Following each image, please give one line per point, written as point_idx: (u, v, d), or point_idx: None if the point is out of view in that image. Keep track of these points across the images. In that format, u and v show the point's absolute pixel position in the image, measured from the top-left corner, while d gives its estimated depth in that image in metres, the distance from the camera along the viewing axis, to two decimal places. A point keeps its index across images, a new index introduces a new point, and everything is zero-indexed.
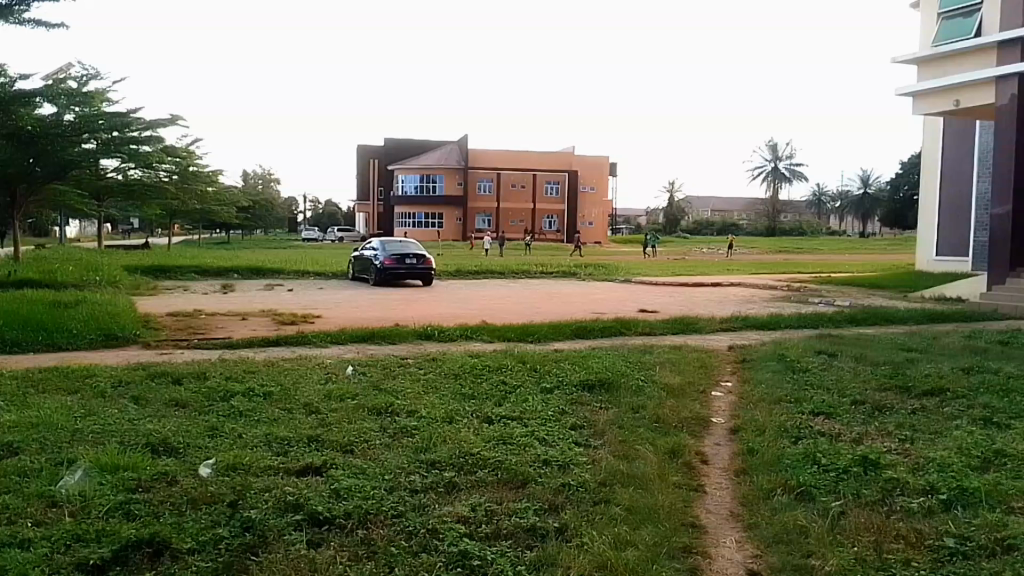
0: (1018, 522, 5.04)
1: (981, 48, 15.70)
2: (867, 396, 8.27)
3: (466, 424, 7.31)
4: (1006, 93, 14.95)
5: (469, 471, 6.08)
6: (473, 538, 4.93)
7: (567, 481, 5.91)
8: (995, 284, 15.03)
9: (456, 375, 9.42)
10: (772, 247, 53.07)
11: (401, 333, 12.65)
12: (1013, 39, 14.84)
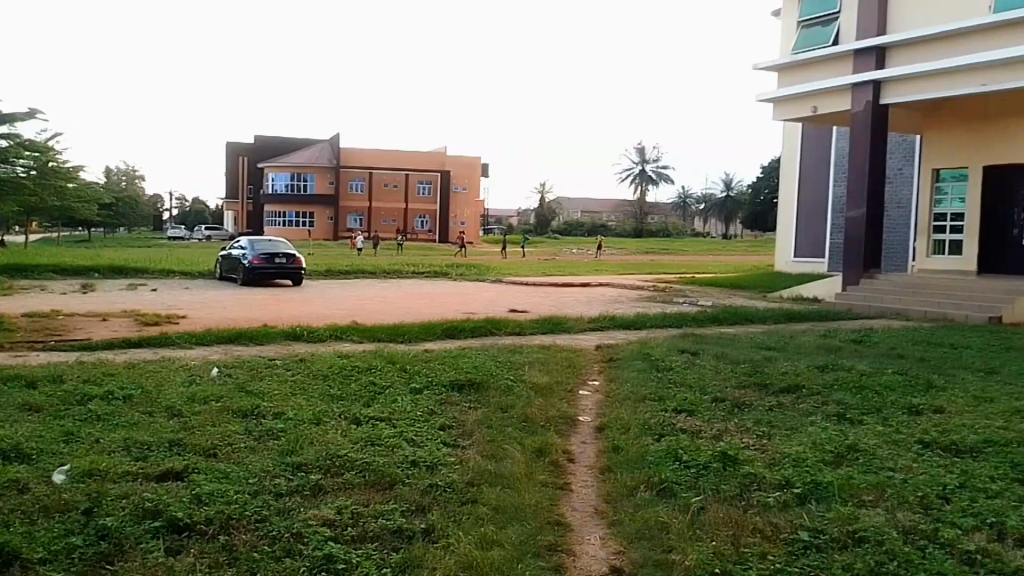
0: (868, 514, 5.12)
1: (836, 58, 16.53)
2: (727, 393, 8.40)
3: (333, 425, 6.89)
4: (859, 101, 15.78)
5: (335, 473, 5.68)
6: (339, 542, 4.56)
7: (434, 482, 5.61)
8: (849, 285, 15.87)
9: (325, 376, 8.94)
10: (638, 247, 54.47)
11: (269, 333, 11.99)
12: (867, 50, 15.69)
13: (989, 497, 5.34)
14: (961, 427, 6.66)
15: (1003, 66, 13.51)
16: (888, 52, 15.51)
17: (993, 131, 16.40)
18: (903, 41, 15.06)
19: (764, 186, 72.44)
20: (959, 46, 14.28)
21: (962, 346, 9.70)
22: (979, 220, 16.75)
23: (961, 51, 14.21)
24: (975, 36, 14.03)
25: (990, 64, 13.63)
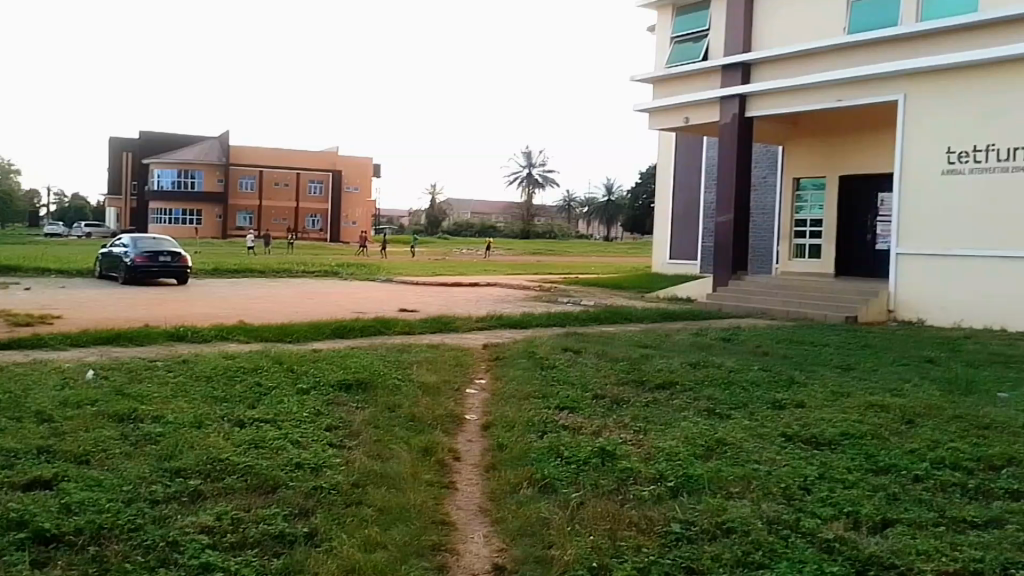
0: (735, 506, 5.35)
1: (705, 71, 17.16)
2: (607, 390, 8.62)
3: (216, 429, 6.65)
4: (728, 112, 16.45)
5: (216, 479, 5.48)
6: (217, 550, 4.42)
7: (318, 484, 5.50)
8: (720, 285, 16.53)
9: (208, 377, 8.62)
10: (523, 249, 55.16)
11: (150, 333, 11.48)
12: (733, 65, 16.37)
13: (846, 487, 5.62)
14: (820, 419, 6.96)
15: (858, 83, 14.36)
16: (754, 67, 16.20)
17: (850, 143, 17.44)
18: (767, 57, 15.77)
19: (645, 189, 74.72)
20: (819, 63, 15.07)
21: (823, 343, 10.28)
22: (837, 225, 17.77)
23: (821, 68, 15.00)
24: (833, 55, 14.83)
25: (848, 81, 14.47)
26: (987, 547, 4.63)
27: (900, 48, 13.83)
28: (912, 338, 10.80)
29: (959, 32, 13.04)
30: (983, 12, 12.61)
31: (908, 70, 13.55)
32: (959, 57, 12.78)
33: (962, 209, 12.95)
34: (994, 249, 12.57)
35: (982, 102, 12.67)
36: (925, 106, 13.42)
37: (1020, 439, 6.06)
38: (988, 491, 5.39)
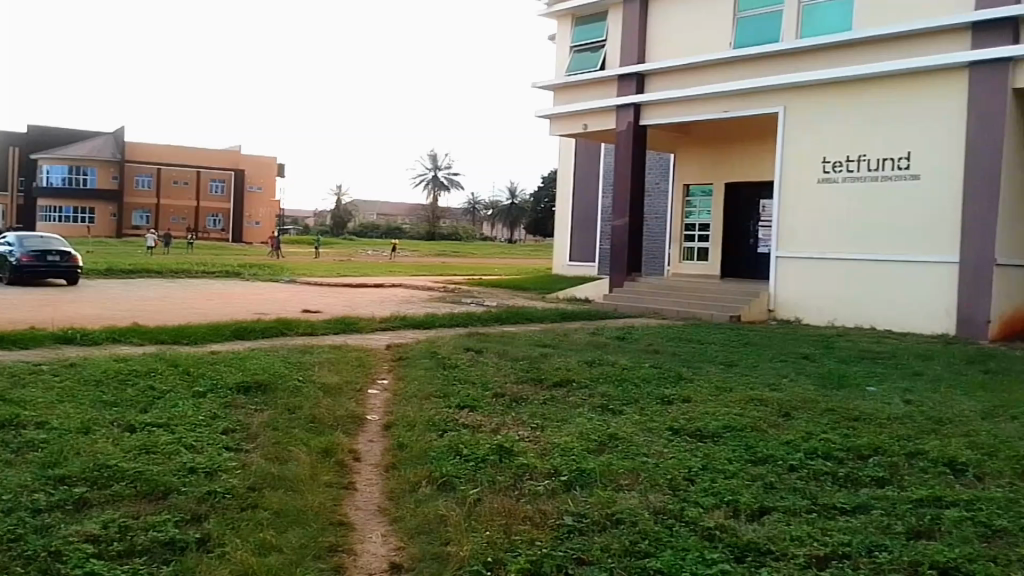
0: (624, 498, 5.53)
1: (600, 80, 17.56)
2: (506, 388, 8.75)
3: (104, 434, 6.45)
4: (623, 120, 16.91)
5: (104, 485, 5.34)
6: (103, 559, 4.35)
7: (212, 488, 5.42)
8: (616, 287, 16.98)
9: (98, 381, 8.31)
10: (430, 250, 55.15)
11: (36, 337, 10.98)
12: (628, 75, 16.84)
13: (727, 477, 5.83)
14: (705, 414, 7.24)
15: (745, 95, 15.02)
16: (648, 77, 16.67)
17: (737, 152, 18.16)
18: (660, 69, 16.27)
19: (547, 193, 75.64)
20: (709, 75, 15.63)
21: (710, 341, 10.73)
22: (726, 231, 18.49)
23: (711, 80, 15.58)
24: (722, 68, 15.43)
25: (738, 94, 15.09)
26: (855, 531, 4.81)
27: (783, 63, 14.49)
28: (788, 336, 11.38)
29: (836, 49, 13.76)
30: (856, 32, 13.36)
31: (790, 84, 14.27)
32: (835, 72, 13.59)
33: (841, 217, 13.70)
34: (865, 252, 13.40)
35: (855, 115, 13.50)
36: (805, 119, 14.19)
37: (885, 429, 6.38)
38: (855, 479, 5.52)
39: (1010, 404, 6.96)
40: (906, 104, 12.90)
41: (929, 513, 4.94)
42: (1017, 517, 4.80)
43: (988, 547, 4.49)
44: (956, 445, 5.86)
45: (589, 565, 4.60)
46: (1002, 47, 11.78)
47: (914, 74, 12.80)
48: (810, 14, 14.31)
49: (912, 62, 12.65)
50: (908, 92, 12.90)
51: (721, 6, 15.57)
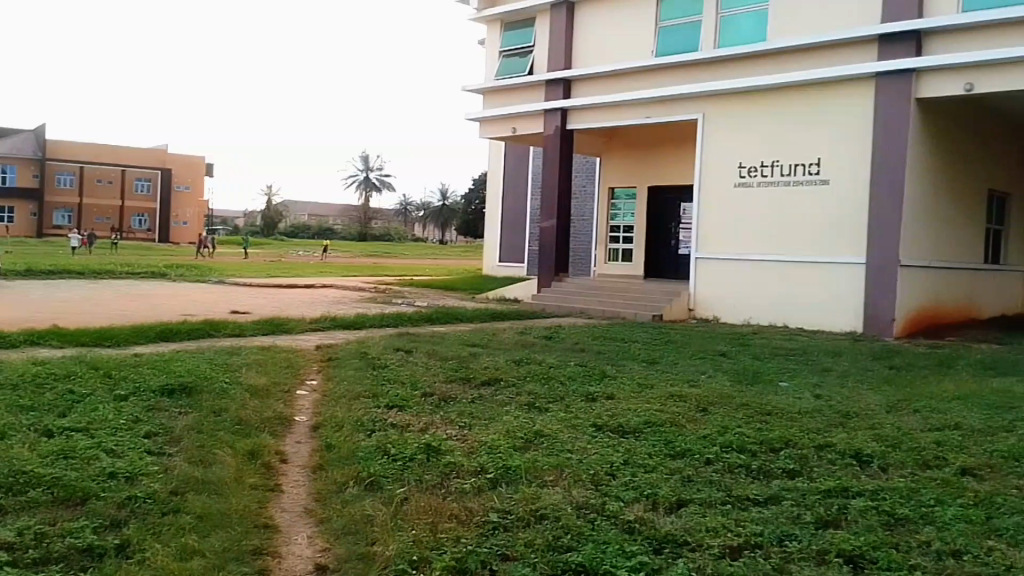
0: (548, 493, 5.54)
1: (528, 85, 17.68)
2: (435, 388, 8.75)
3: (19, 440, 6.24)
4: (551, 124, 17.08)
5: (18, 492, 5.18)
6: (17, 567, 4.24)
7: (132, 493, 5.30)
8: (543, 287, 17.15)
9: (14, 385, 8.02)
10: (362, 250, 54.73)
11: None
12: (555, 80, 17.00)
13: (647, 471, 5.91)
14: (626, 410, 7.38)
15: (666, 102, 15.36)
16: (574, 83, 16.86)
17: (661, 156, 18.52)
18: (586, 75, 16.49)
19: (478, 194, 75.75)
20: (633, 82, 15.90)
21: (633, 340, 10.94)
22: (648, 233, 18.83)
23: (635, 87, 15.86)
24: (644, 75, 15.73)
25: (662, 100, 15.40)
26: (767, 521, 4.84)
27: (703, 71, 14.86)
28: (708, 334, 11.68)
29: (753, 59, 14.19)
30: (770, 43, 13.80)
31: (709, 92, 14.65)
32: (751, 81, 14.03)
33: (757, 220, 14.16)
34: (779, 254, 13.89)
35: (769, 122, 13.98)
36: (722, 125, 14.60)
37: (797, 423, 6.61)
38: (767, 471, 5.65)
39: (911, 398, 7.30)
40: (814, 111, 13.44)
41: (837, 503, 4.98)
42: (917, 505, 4.84)
43: (890, 534, 4.51)
44: (862, 437, 6.10)
45: (514, 560, 4.57)
46: (906, 59, 12.35)
47: (825, 85, 13.30)
48: (726, 25, 14.72)
49: (823, 72, 13.16)
50: (818, 101, 13.40)
51: (643, 14, 15.84)
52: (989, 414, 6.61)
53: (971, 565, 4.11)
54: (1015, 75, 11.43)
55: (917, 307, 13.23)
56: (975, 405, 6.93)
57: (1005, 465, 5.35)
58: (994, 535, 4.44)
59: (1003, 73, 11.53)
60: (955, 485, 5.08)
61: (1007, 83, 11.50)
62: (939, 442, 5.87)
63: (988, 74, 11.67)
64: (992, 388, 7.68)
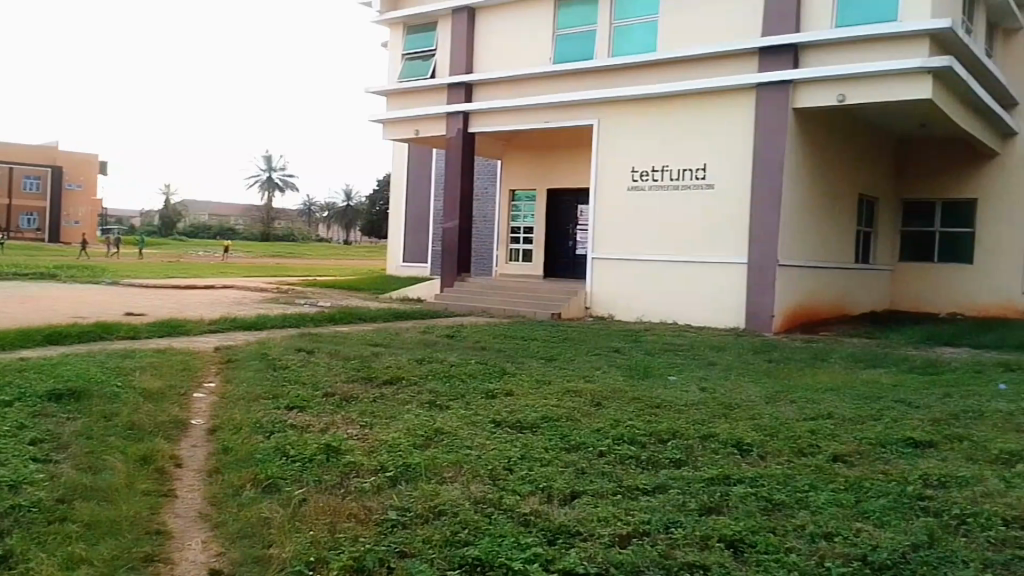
0: (447, 490, 5.40)
1: (431, 87, 17.66)
2: (337, 388, 8.67)
3: None
4: (453, 127, 17.14)
5: None
6: None
7: (16, 503, 5.08)
8: (446, 286, 17.20)
9: None
10: (267, 250, 53.54)
11: None
12: (457, 83, 17.04)
13: (543, 465, 5.92)
14: (525, 406, 7.49)
15: (563, 107, 15.65)
16: (477, 87, 16.97)
17: (560, 160, 18.85)
18: (487, 79, 16.62)
19: (383, 195, 75.27)
20: (534, 87, 16.09)
21: (532, 338, 11.11)
22: (547, 233, 19.15)
23: (534, 92, 16.08)
24: (543, 80, 15.96)
25: (562, 105, 15.64)
26: (655, 510, 4.91)
27: (599, 79, 15.18)
28: (605, 331, 11.97)
29: (647, 69, 14.59)
30: (662, 53, 14.24)
31: (603, 99, 15.00)
32: (642, 88, 14.47)
33: (649, 221, 14.61)
34: (668, 254, 14.38)
35: (662, 128, 14.42)
36: (616, 131, 15.00)
37: (683, 414, 6.89)
38: (656, 461, 5.84)
39: (789, 389, 7.72)
40: (702, 118, 13.98)
41: (720, 490, 5.15)
42: (793, 490, 5.01)
43: (769, 519, 4.60)
44: (743, 427, 6.40)
45: (412, 557, 4.42)
46: (788, 70, 12.97)
47: (713, 93, 13.83)
48: (621, 34, 15.11)
49: (711, 82, 13.68)
50: (705, 108, 13.94)
51: (541, 21, 16.09)
52: (859, 403, 7.05)
53: (841, 547, 4.13)
54: (885, 86, 12.15)
55: (794, 304, 13.95)
56: (848, 396, 7.35)
57: (873, 452, 5.68)
58: (862, 517, 4.51)
59: (875, 84, 12.25)
60: (827, 471, 5.33)
61: (879, 93, 12.23)
62: (813, 430, 6.21)
63: (861, 85, 12.38)
64: (861, 378, 8.20)
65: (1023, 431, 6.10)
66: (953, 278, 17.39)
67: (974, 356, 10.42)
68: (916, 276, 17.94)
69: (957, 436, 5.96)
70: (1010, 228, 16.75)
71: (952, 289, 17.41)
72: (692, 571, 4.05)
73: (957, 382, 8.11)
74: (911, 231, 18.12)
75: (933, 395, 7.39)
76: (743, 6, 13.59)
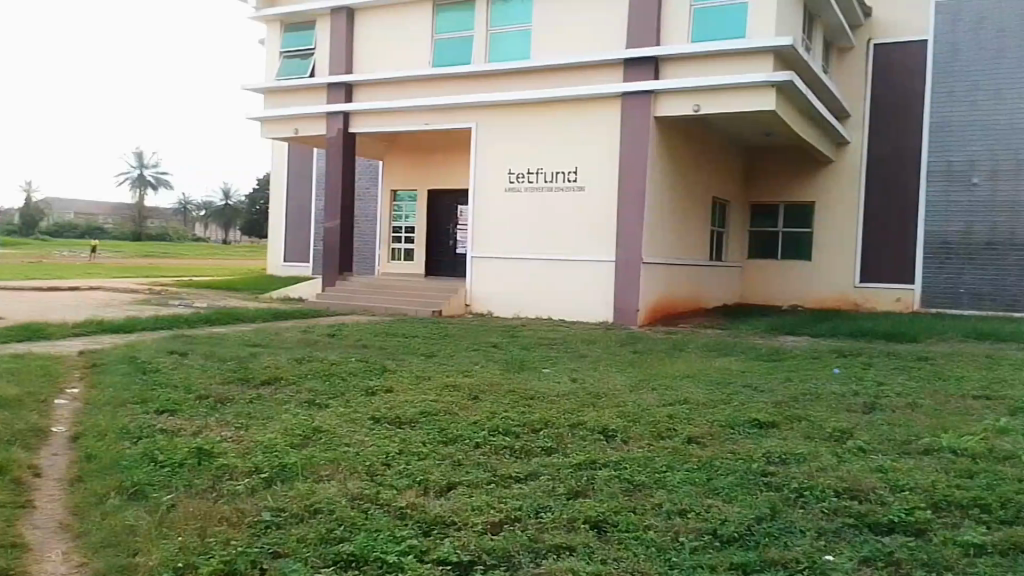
0: (323, 488, 5.44)
1: (310, 86, 17.43)
2: (211, 390, 8.51)
3: None
4: (334, 127, 16.99)
5: None
6: None
7: None
8: (328, 285, 17.04)
9: None
10: (137, 249, 51.25)
11: None
12: (337, 82, 16.90)
13: (420, 459, 6.04)
14: (404, 402, 7.60)
15: (441, 110, 15.80)
16: (356, 87, 16.90)
17: (441, 160, 19.01)
18: (367, 80, 16.59)
19: (263, 194, 73.39)
20: (414, 90, 16.16)
21: (412, 335, 11.22)
22: (428, 233, 19.27)
23: (413, 94, 16.16)
24: (422, 83, 16.07)
25: (442, 109, 15.78)
26: (526, 497, 5.12)
27: (477, 83, 15.41)
28: (483, 327, 12.16)
29: (523, 75, 14.94)
30: (536, 61, 14.65)
31: (481, 103, 15.25)
32: (517, 93, 14.81)
33: (527, 223, 14.95)
34: (546, 255, 14.76)
35: (539, 133, 14.80)
36: (495, 135, 15.27)
37: (554, 405, 7.16)
38: (528, 450, 6.08)
39: (651, 377, 8.15)
40: (576, 124, 14.43)
41: (587, 475, 5.43)
42: (652, 471, 5.36)
43: (630, 499, 4.90)
44: (609, 415, 6.73)
45: (285, 557, 4.42)
46: (654, 80, 13.59)
47: (584, 100, 14.31)
48: (498, 40, 15.41)
49: (583, 90, 14.15)
50: (578, 115, 14.41)
51: (420, 24, 16.21)
52: (712, 389, 7.54)
53: (694, 523, 4.44)
54: (743, 98, 12.90)
55: (658, 299, 14.66)
56: (703, 382, 7.84)
57: (723, 433, 6.10)
58: (712, 494, 4.87)
59: (730, 95, 12.99)
60: (682, 452, 5.70)
61: (735, 103, 12.97)
62: (671, 415, 6.61)
63: (718, 96, 13.10)
64: (715, 366, 8.75)
65: (854, 410, 6.69)
66: (797, 274, 18.72)
67: (816, 345, 11.23)
68: (764, 272, 19.16)
69: (796, 417, 6.48)
70: (845, 227, 18.15)
71: (796, 283, 18.74)
72: (559, 553, 4.27)
73: (800, 367, 8.78)
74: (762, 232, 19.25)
75: (778, 380, 7.97)
76: (612, 18, 14.14)
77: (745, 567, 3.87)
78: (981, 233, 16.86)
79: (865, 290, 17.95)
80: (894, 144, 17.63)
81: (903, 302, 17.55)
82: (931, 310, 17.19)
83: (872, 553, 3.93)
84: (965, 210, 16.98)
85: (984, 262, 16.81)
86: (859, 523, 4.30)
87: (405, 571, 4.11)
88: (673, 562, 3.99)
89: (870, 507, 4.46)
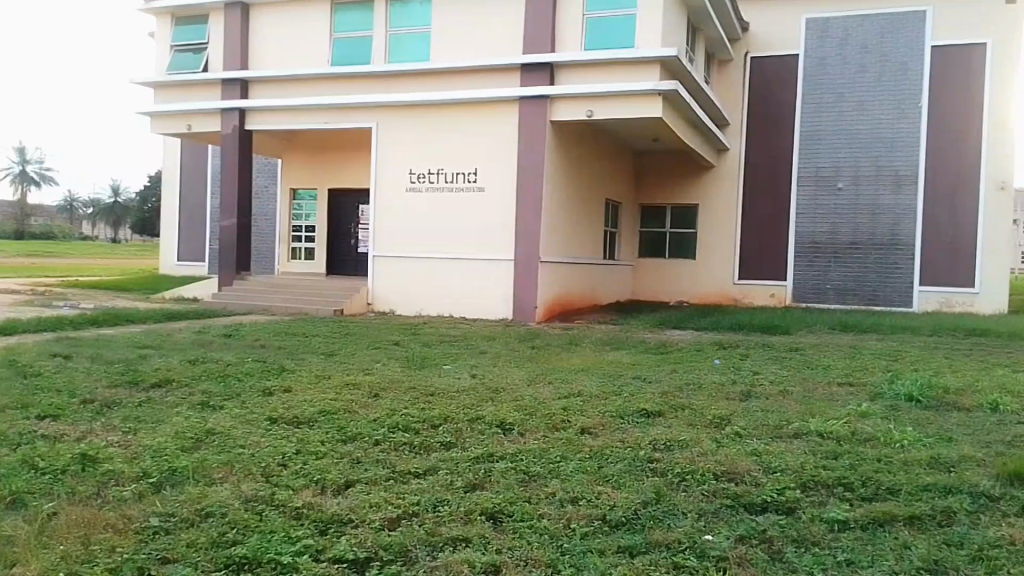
0: (216, 491, 5.37)
1: (204, 82, 16.95)
2: (97, 394, 8.22)
3: None
4: (228, 123, 16.60)
5: None
6: None
7: None
8: (224, 285, 16.64)
9: None
10: (16, 248, 48.47)
11: None
12: (233, 78, 16.51)
13: (317, 458, 6.04)
14: (303, 402, 7.55)
15: (340, 109, 15.66)
16: (252, 84, 16.54)
17: (342, 159, 18.87)
18: (261, 77, 16.26)
19: (155, 194, 70.81)
20: (313, 87, 15.97)
21: (311, 334, 11.13)
22: (329, 232, 19.11)
23: (311, 92, 15.97)
24: (320, 82, 15.90)
25: (340, 107, 15.65)
26: (424, 491, 5.20)
27: (375, 83, 15.37)
28: (380, 325, 12.14)
29: (422, 76, 14.99)
30: (434, 63, 14.73)
31: (379, 103, 15.20)
32: (417, 95, 14.85)
33: (428, 224, 15.00)
34: (446, 255, 14.85)
35: (438, 136, 14.89)
36: (394, 137, 15.24)
37: (454, 400, 7.28)
38: (428, 445, 6.16)
39: (546, 371, 8.36)
40: (474, 126, 14.60)
41: (484, 467, 5.56)
42: (547, 461, 5.53)
43: (524, 490, 5.05)
44: (505, 409, 6.89)
45: (175, 562, 4.36)
46: (549, 85, 13.87)
47: (482, 103, 14.48)
48: (396, 41, 15.42)
49: (481, 93, 14.32)
50: (476, 117, 14.57)
51: (318, 22, 16.02)
52: (604, 380, 7.83)
53: (585, 509, 4.63)
54: (633, 104, 13.34)
55: (555, 297, 14.98)
56: (595, 375, 8.11)
57: (613, 423, 6.34)
58: (602, 481, 5.07)
59: (622, 101, 13.40)
60: (575, 443, 5.90)
61: (626, 109, 13.40)
62: (565, 407, 6.82)
63: (611, 102, 13.50)
64: (607, 360, 9.05)
65: (731, 398, 7.08)
66: (687, 274, 19.42)
67: (698, 338, 11.74)
68: (655, 272, 19.79)
69: (680, 405, 6.80)
70: (730, 230, 18.95)
71: (687, 284, 19.43)
72: (456, 545, 4.37)
73: (683, 359, 9.20)
74: (655, 234, 19.86)
75: (664, 371, 8.33)
76: (509, 23, 14.35)
77: (631, 550, 4.08)
78: (845, 234, 17.86)
79: (749, 288, 18.79)
80: (777, 152, 18.50)
81: (778, 298, 18.51)
82: (801, 305, 18.19)
83: (748, 532, 4.20)
84: (832, 212, 17.99)
85: (852, 260, 17.83)
86: (735, 503, 4.58)
87: (299, 570, 4.13)
88: (565, 548, 4.16)
89: (745, 489, 4.76)
